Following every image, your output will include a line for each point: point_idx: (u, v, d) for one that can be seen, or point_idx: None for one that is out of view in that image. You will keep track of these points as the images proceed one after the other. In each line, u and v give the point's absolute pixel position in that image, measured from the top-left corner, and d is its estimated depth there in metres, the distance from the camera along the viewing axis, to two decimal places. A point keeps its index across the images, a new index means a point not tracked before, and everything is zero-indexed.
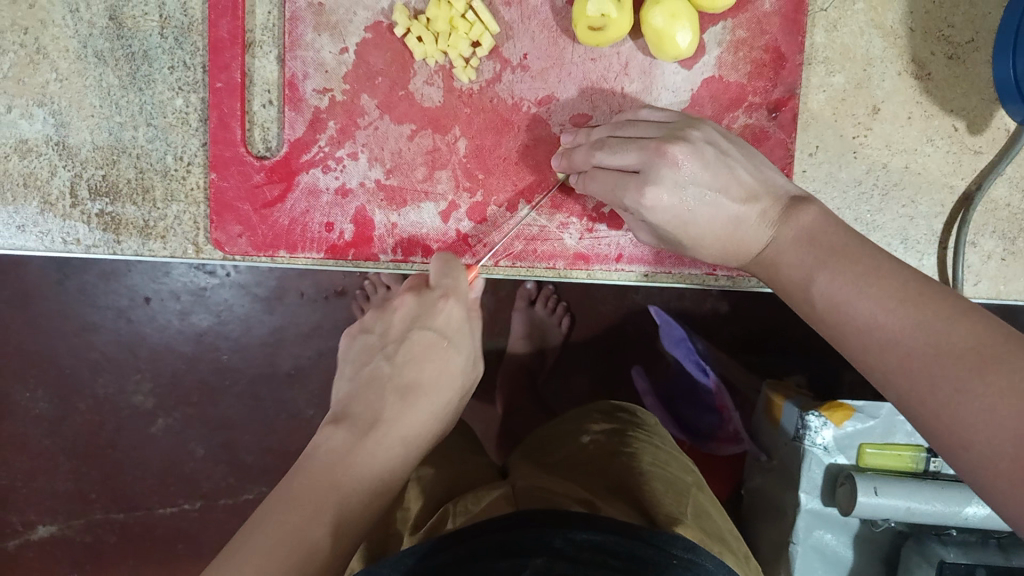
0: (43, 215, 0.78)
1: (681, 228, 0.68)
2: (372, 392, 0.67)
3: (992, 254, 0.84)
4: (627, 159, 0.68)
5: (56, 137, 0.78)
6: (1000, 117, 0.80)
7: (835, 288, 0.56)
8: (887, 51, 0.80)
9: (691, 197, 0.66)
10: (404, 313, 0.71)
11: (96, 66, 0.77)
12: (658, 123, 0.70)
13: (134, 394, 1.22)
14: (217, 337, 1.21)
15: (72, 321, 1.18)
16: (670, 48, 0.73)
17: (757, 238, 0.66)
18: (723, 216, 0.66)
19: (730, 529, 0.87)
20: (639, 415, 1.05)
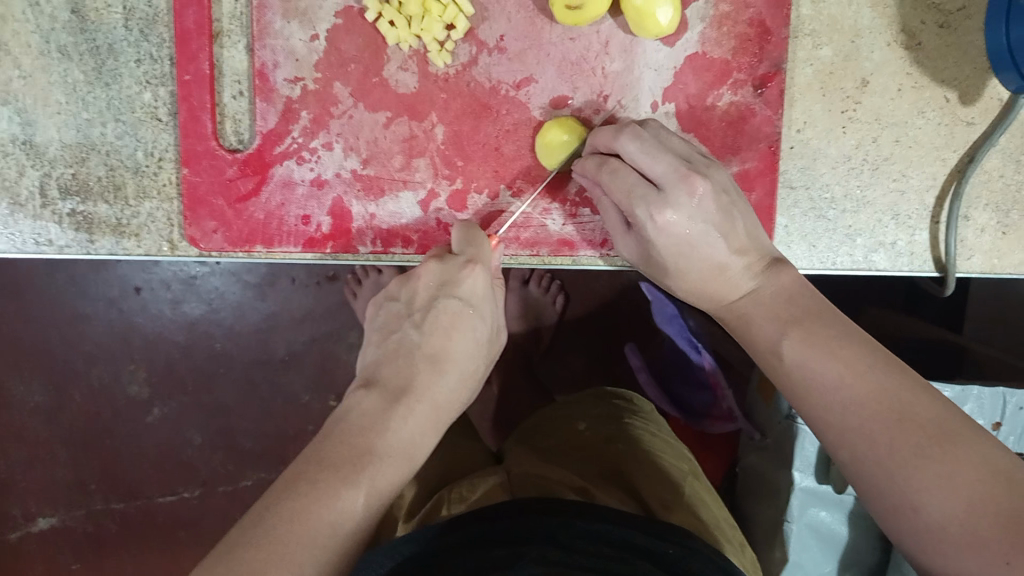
0: (13, 215, 0.76)
1: (673, 256, 0.67)
2: (401, 360, 0.63)
3: (986, 227, 0.82)
4: (654, 168, 0.65)
5: (22, 136, 0.76)
6: (993, 87, 0.78)
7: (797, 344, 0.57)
8: (876, 21, 0.77)
9: (696, 229, 0.65)
10: (427, 278, 0.66)
11: (60, 62, 0.75)
12: (687, 149, 0.67)
13: (129, 383, 1.25)
14: (210, 325, 1.24)
15: (62, 310, 1.22)
16: (651, 26, 0.71)
17: (733, 282, 0.65)
18: (717, 254, 0.65)
19: (726, 518, 0.86)
20: (636, 402, 1.04)
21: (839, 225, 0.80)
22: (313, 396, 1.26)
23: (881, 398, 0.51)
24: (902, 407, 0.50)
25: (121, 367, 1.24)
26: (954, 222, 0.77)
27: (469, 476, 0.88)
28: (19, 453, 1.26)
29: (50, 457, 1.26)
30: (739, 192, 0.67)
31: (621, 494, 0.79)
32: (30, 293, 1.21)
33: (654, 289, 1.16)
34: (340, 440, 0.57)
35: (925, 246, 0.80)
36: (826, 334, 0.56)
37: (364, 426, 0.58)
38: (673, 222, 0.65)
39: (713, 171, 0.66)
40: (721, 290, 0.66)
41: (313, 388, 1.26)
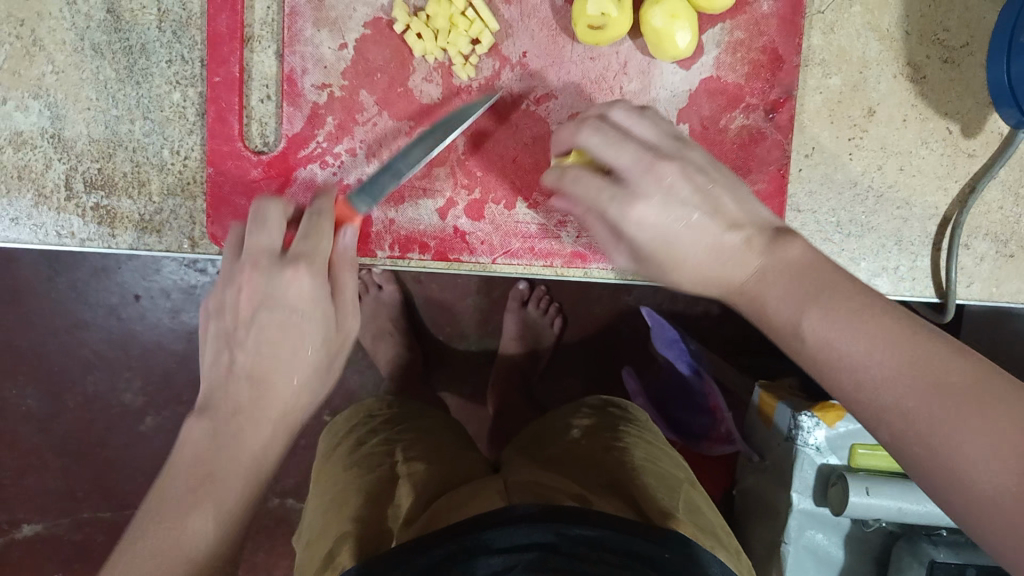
0: (38, 208, 0.78)
1: (674, 258, 0.63)
2: (232, 385, 0.64)
3: (985, 256, 0.85)
4: (620, 160, 0.64)
5: (51, 129, 0.77)
6: (994, 121, 0.81)
7: (829, 330, 0.51)
8: (883, 53, 0.80)
9: (675, 218, 0.62)
10: (249, 291, 0.66)
11: (93, 59, 0.77)
12: (654, 138, 0.67)
13: (124, 392, 1.26)
14: None
15: (63, 318, 1.22)
16: (670, 48, 0.73)
17: (744, 268, 0.59)
18: (699, 243, 0.62)
19: (722, 525, 0.87)
20: (631, 411, 1.05)
21: (844, 248, 0.82)
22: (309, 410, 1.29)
23: (923, 374, 0.47)
24: (963, 382, 0.46)
25: (117, 376, 1.25)
26: (955, 249, 0.80)
27: (469, 483, 0.89)
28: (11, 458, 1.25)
29: (41, 461, 1.26)
30: (712, 167, 0.66)
31: (617, 499, 0.80)
32: (29, 299, 1.21)
33: (655, 314, 1.22)
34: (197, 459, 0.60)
35: (926, 271, 0.83)
36: (862, 314, 0.51)
37: (208, 448, 0.60)
38: (647, 214, 0.63)
39: (684, 157, 0.65)
40: (733, 283, 0.59)
41: None
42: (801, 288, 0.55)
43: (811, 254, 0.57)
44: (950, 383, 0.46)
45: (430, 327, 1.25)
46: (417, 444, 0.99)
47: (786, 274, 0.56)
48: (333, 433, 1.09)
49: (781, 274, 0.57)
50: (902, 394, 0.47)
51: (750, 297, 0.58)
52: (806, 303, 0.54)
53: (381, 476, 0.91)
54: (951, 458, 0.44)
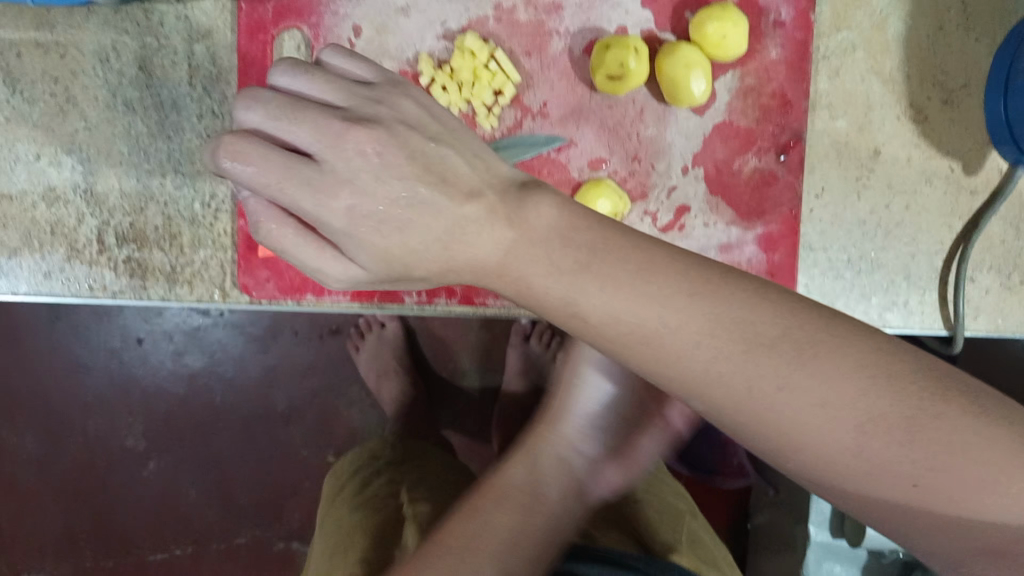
0: (70, 262, 0.79)
1: (406, 257, 0.52)
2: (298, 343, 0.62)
3: (990, 288, 0.87)
4: (304, 139, 0.50)
5: (84, 184, 0.79)
6: (994, 158, 0.85)
7: (611, 306, 0.48)
8: (886, 96, 0.84)
9: (353, 193, 0.50)
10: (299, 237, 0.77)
11: (125, 115, 0.79)
12: (339, 93, 0.53)
13: (126, 435, 1.25)
14: (211, 377, 1.25)
15: (63, 361, 1.22)
16: (687, 96, 0.76)
17: (481, 255, 0.52)
18: (434, 237, 0.52)
19: (724, 555, 0.89)
20: None
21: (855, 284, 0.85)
22: (312, 450, 1.28)
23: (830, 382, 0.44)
24: (794, 337, 0.45)
25: (118, 420, 1.25)
26: (962, 283, 0.83)
27: None
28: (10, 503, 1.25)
29: (41, 506, 1.25)
30: (434, 124, 0.54)
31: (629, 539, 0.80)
32: (28, 343, 1.21)
33: None
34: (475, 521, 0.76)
35: (933, 305, 0.86)
36: (648, 273, 0.48)
37: None
38: (250, 180, 0.50)
39: (366, 114, 0.52)
40: (483, 263, 0.52)
41: (312, 443, 1.28)
42: (569, 256, 0.50)
43: (564, 218, 0.52)
44: (771, 339, 0.46)
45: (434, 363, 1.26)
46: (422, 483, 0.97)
47: (552, 239, 0.51)
48: (339, 470, 1.06)
49: (528, 250, 0.51)
50: (741, 385, 0.46)
51: (509, 278, 0.52)
52: (575, 275, 0.50)
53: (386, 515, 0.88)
54: (797, 416, 0.45)
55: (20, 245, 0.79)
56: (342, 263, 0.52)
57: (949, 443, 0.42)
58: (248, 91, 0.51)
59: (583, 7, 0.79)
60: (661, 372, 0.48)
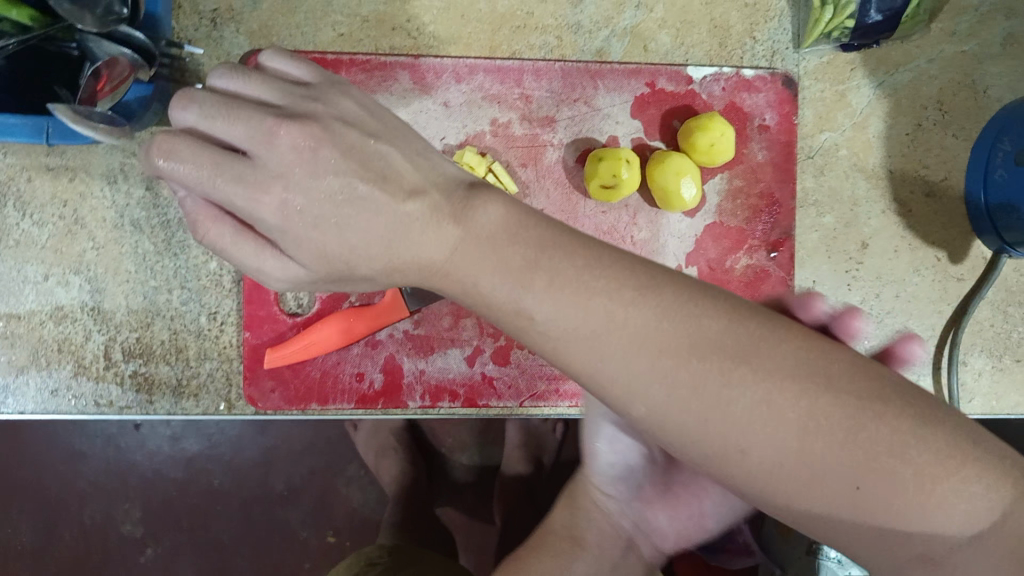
0: (77, 379, 0.80)
1: (345, 254, 0.51)
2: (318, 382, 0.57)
3: (982, 370, 0.89)
4: (232, 133, 0.50)
5: (91, 302, 0.80)
6: (978, 246, 0.88)
7: (558, 309, 0.49)
8: (870, 192, 0.87)
9: (286, 187, 0.50)
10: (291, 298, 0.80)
11: (132, 234, 0.81)
12: (274, 89, 0.53)
13: (122, 523, 1.17)
14: (207, 462, 1.14)
15: (57, 452, 1.16)
16: (677, 202, 0.79)
17: (427, 254, 0.52)
18: (377, 237, 0.51)
19: None
20: None
21: None
22: (311, 532, 1.21)
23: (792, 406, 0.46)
24: (731, 346, 0.47)
25: (114, 506, 1.16)
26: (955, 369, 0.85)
27: None
28: None
29: None
30: (374, 121, 0.54)
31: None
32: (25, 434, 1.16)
33: None
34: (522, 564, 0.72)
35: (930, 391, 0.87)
36: (593, 270, 0.49)
37: None
38: (182, 176, 0.50)
39: (302, 110, 0.52)
40: (429, 262, 0.52)
41: (310, 523, 1.20)
42: (516, 254, 0.50)
43: (512, 217, 0.52)
44: (714, 341, 0.47)
45: None
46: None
47: (500, 240, 0.51)
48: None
49: (474, 249, 0.51)
50: (687, 410, 0.47)
51: (452, 279, 0.52)
52: (524, 274, 0.50)
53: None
54: (749, 446, 0.46)
55: (27, 363, 0.80)
56: (281, 263, 0.52)
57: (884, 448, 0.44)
58: (182, 92, 0.50)
59: (575, 119, 0.82)
60: (602, 377, 0.49)
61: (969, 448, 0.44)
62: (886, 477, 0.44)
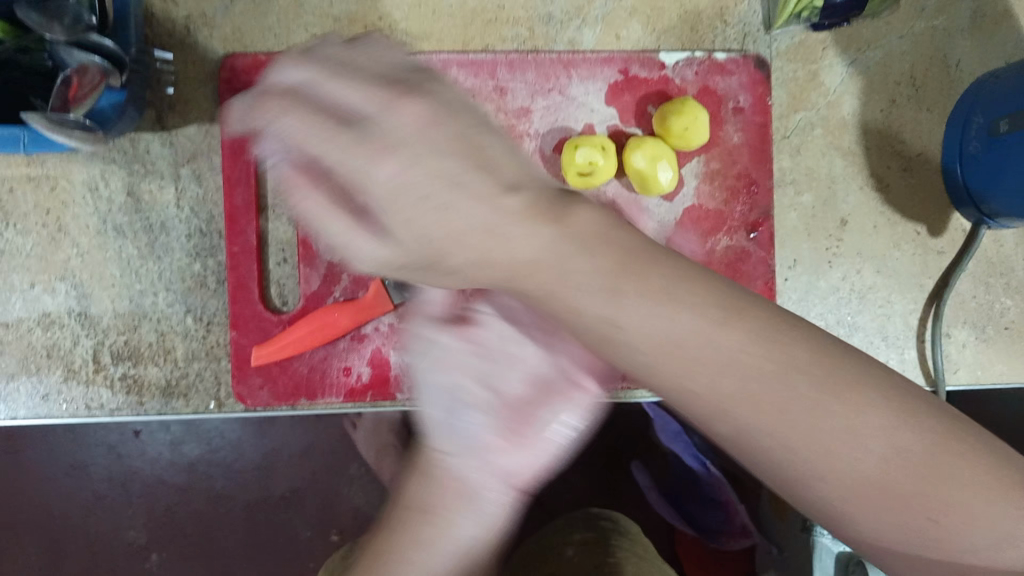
0: (67, 383, 0.81)
1: (446, 241, 0.47)
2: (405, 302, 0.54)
3: (966, 343, 0.90)
4: (358, 102, 0.47)
5: (78, 307, 0.81)
6: (956, 220, 0.88)
7: (658, 314, 0.45)
8: (847, 169, 0.87)
9: (399, 165, 0.46)
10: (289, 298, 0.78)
11: (115, 239, 0.82)
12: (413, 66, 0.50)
13: (128, 530, 1.16)
14: (209, 467, 1.13)
15: (63, 458, 1.13)
16: (654, 185, 0.80)
17: (522, 250, 0.47)
18: (476, 225, 0.46)
19: None
20: (621, 522, 1.05)
21: None
22: None
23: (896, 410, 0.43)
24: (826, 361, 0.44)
25: (123, 515, 1.16)
26: (938, 343, 0.86)
27: None
28: None
29: None
30: None
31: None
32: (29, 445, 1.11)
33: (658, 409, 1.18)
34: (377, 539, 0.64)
35: (914, 363, 0.88)
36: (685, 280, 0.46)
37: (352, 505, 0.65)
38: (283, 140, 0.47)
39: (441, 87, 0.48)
40: (526, 259, 0.47)
41: None
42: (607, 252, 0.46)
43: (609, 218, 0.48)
44: (805, 363, 0.44)
45: None
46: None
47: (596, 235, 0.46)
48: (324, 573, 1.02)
49: (571, 243, 0.46)
50: (764, 402, 0.44)
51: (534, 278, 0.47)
52: (616, 278, 0.46)
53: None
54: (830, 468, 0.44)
55: (17, 370, 0.81)
56: (370, 243, 0.48)
57: (957, 473, 0.43)
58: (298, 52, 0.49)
59: (550, 109, 0.83)
60: (691, 381, 0.45)
61: (997, 464, 0.43)
62: (947, 502, 0.43)
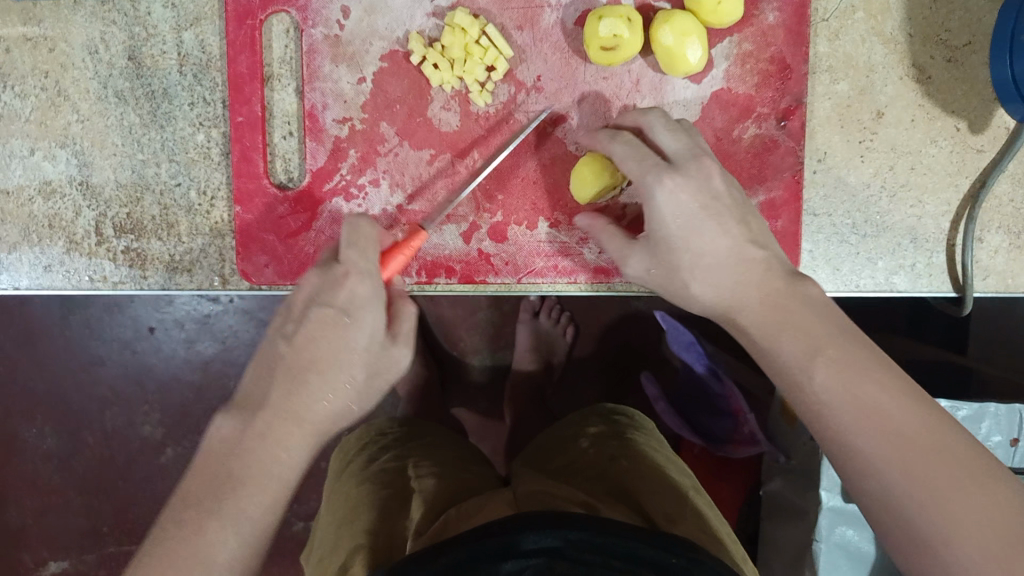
0: (69, 255, 0.79)
1: None
2: (270, 373, 0.62)
3: (998, 249, 0.85)
4: None
5: (79, 177, 0.79)
6: (1000, 116, 0.83)
7: None
8: (888, 57, 0.82)
9: None
10: (304, 293, 0.65)
11: (117, 105, 0.79)
12: None
13: (143, 424, 1.29)
14: (225, 364, 1.27)
15: (78, 356, 1.27)
16: (682, 65, 0.75)
17: None
18: None
19: (729, 532, 0.84)
20: (638, 419, 1.05)
21: (860, 249, 0.83)
22: None
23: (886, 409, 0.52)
24: None
25: (135, 410, 1.29)
26: (969, 245, 0.81)
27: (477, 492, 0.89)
28: (35, 497, 1.31)
29: (65, 502, 1.31)
30: None
31: (624, 506, 0.79)
32: (41, 340, 1.26)
33: (669, 318, 1.20)
34: (200, 471, 0.59)
35: (942, 268, 0.84)
36: None
37: (232, 441, 0.60)
38: None
39: None
40: None
41: None
42: None
43: None
44: None
45: (443, 340, 1.24)
46: (426, 457, 0.97)
47: None
48: (344, 453, 1.05)
49: None
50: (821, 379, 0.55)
51: None
52: None
53: (393, 492, 0.88)
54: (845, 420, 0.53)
55: (19, 240, 0.79)
56: None
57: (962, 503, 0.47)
58: None
59: None
60: None
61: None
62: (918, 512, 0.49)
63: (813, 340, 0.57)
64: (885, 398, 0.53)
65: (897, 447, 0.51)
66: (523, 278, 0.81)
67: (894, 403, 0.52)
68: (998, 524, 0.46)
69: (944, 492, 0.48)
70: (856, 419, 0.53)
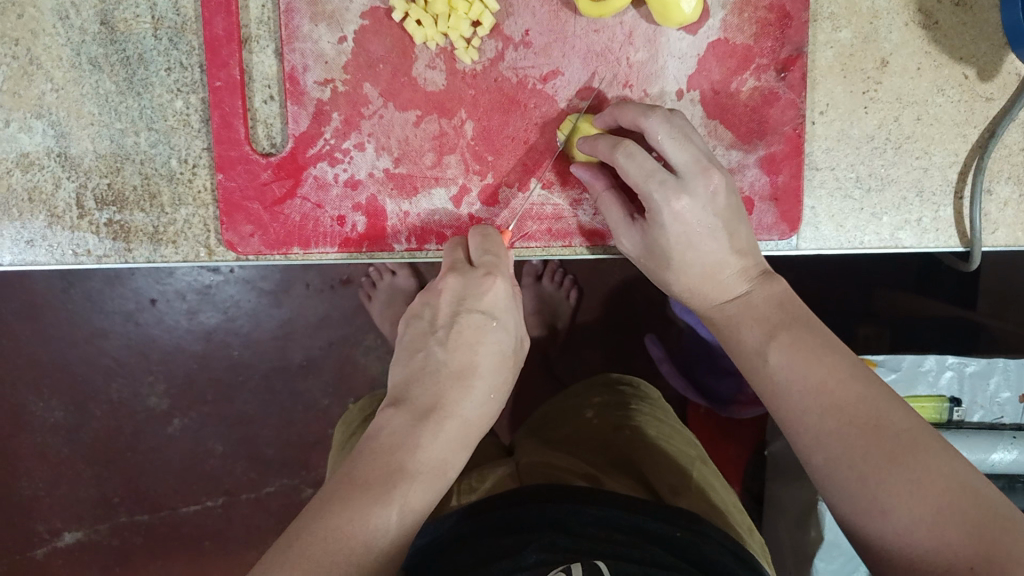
0: (51, 228, 0.77)
1: None
2: (423, 382, 0.64)
3: (1008, 200, 0.82)
4: None
5: (57, 148, 0.77)
6: (1011, 62, 0.79)
7: None
8: (892, 2, 0.78)
9: None
10: (448, 294, 0.67)
11: (92, 73, 0.76)
12: None
13: (149, 396, 1.29)
14: (227, 334, 1.28)
15: (81, 328, 1.26)
16: (675, 14, 0.72)
17: None
18: None
19: (733, 502, 0.83)
20: (640, 386, 1.02)
21: (864, 205, 0.81)
22: (333, 400, 1.30)
23: (831, 389, 0.56)
24: None
25: (139, 381, 1.29)
26: (978, 196, 0.78)
27: (480, 467, 0.89)
28: (43, 470, 1.30)
29: (75, 473, 1.30)
30: None
31: (627, 479, 0.79)
32: (45, 314, 1.25)
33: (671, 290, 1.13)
34: (351, 472, 0.58)
35: (949, 220, 0.81)
36: None
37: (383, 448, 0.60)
38: None
39: None
40: None
41: (332, 393, 1.30)
42: None
43: None
44: None
45: None
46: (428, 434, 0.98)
47: None
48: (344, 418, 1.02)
49: None
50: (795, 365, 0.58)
51: None
52: None
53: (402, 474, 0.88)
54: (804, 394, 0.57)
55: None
56: None
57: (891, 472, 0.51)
58: None
59: None
60: None
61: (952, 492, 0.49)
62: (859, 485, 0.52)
63: (772, 326, 0.62)
64: (831, 379, 0.56)
65: (836, 434, 0.54)
66: (515, 243, 0.78)
67: (839, 380, 0.56)
68: (923, 487, 0.50)
69: (881, 463, 0.51)
70: (806, 396, 0.56)
